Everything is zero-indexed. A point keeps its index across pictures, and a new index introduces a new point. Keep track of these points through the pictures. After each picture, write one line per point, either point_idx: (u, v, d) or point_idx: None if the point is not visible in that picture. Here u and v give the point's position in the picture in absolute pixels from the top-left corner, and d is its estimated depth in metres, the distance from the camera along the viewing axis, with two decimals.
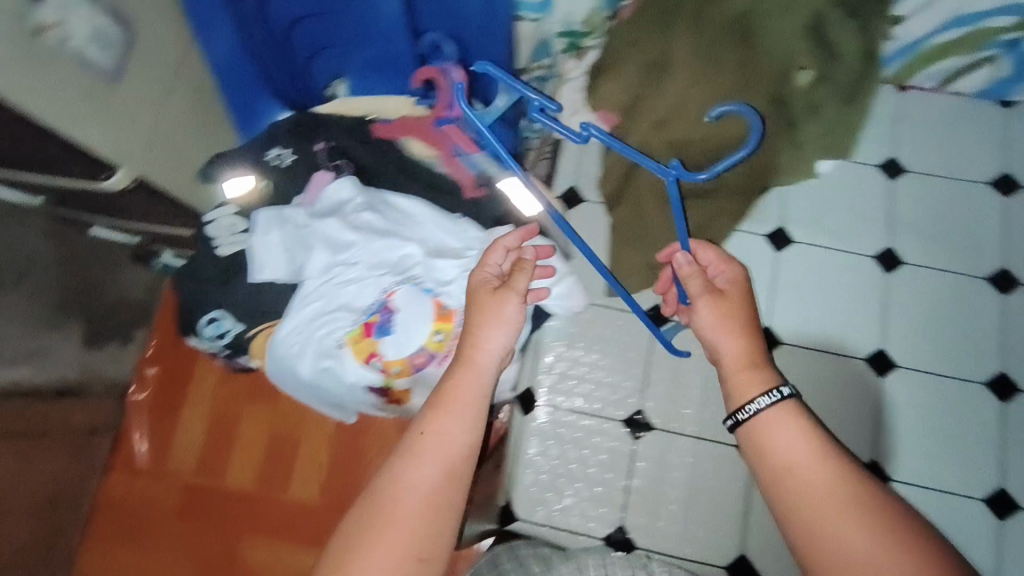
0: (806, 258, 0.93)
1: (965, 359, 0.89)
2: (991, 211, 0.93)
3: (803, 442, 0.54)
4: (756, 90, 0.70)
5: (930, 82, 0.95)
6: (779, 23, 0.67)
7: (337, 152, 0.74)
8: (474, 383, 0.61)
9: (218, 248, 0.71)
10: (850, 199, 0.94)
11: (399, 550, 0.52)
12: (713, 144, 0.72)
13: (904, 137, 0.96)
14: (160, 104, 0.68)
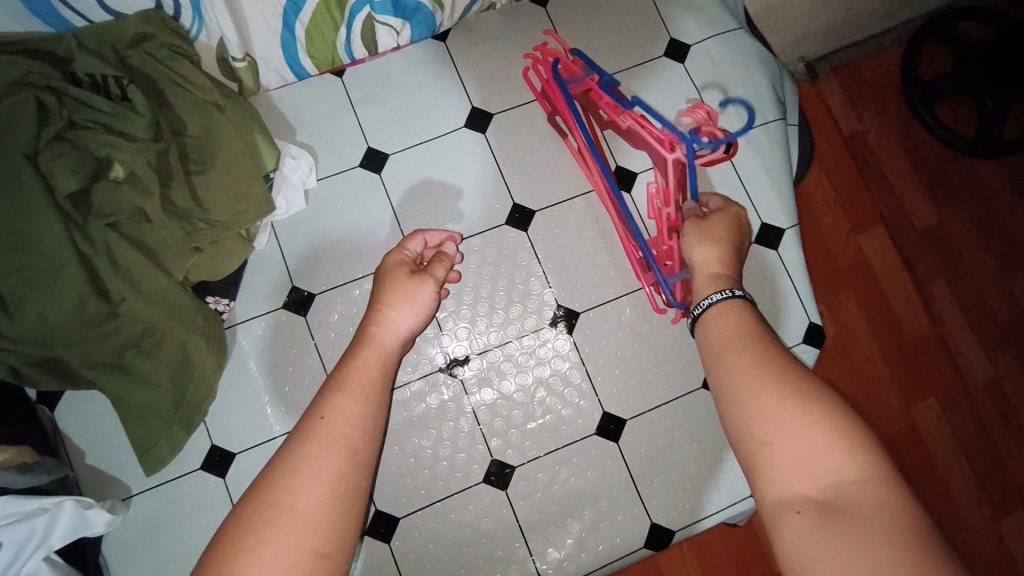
0: (328, 313, 0.85)
1: (524, 301, 0.89)
2: (480, 151, 0.93)
3: (739, 325, 0.56)
4: (53, 253, 0.67)
5: (358, 52, 0.92)
6: (10, 184, 0.66)
7: None
8: (376, 362, 0.59)
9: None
10: (348, 215, 0.89)
11: (302, 541, 0.47)
12: (77, 314, 0.68)
13: (370, 122, 0.93)
14: None
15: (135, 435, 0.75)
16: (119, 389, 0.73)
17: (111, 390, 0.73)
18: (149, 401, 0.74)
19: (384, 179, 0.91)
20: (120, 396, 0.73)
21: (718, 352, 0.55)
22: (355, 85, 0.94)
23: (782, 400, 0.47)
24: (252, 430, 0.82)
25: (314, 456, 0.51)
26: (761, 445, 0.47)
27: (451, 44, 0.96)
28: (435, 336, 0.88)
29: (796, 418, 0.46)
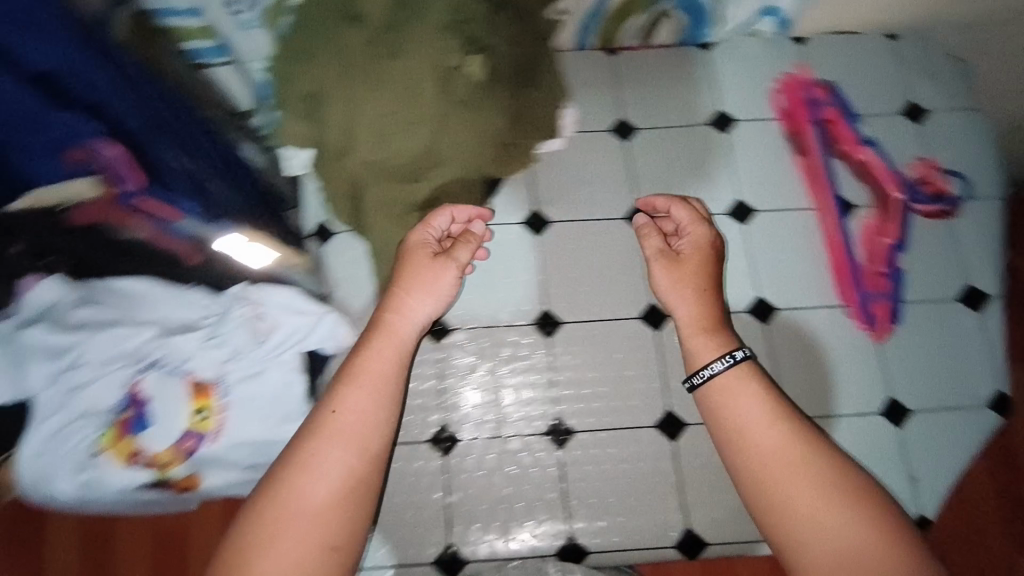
0: (561, 240, 0.99)
1: (726, 286, 0.97)
2: (717, 149, 1.03)
3: (750, 400, 0.73)
4: (423, 107, 0.75)
5: (634, 40, 1.06)
6: (418, 34, 0.73)
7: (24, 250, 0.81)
8: (388, 351, 0.75)
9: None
10: (591, 169, 1.02)
11: (315, 532, 0.65)
12: (411, 165, 0.79)
13: (627, 98, 1.06)
14: None
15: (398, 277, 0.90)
16: (406, 234, 0.87)
17: (397, 233, 0.87)
18: (421, 255, 0.89)
19: (629, 148, 1.03)
20: (403, 243, 0.88)
21: (735, 426, 0.72)
22: (624, 65, 1.07)
23: (792, 477, 0.68)
24: (472, 314, 0.96)
25: (321, 454, 0.68)
26: (785, 535, 0.67)
27: (716, 55, 1.06)
28: (640, 289, 0.97)
29: (810, 501, 0.67)
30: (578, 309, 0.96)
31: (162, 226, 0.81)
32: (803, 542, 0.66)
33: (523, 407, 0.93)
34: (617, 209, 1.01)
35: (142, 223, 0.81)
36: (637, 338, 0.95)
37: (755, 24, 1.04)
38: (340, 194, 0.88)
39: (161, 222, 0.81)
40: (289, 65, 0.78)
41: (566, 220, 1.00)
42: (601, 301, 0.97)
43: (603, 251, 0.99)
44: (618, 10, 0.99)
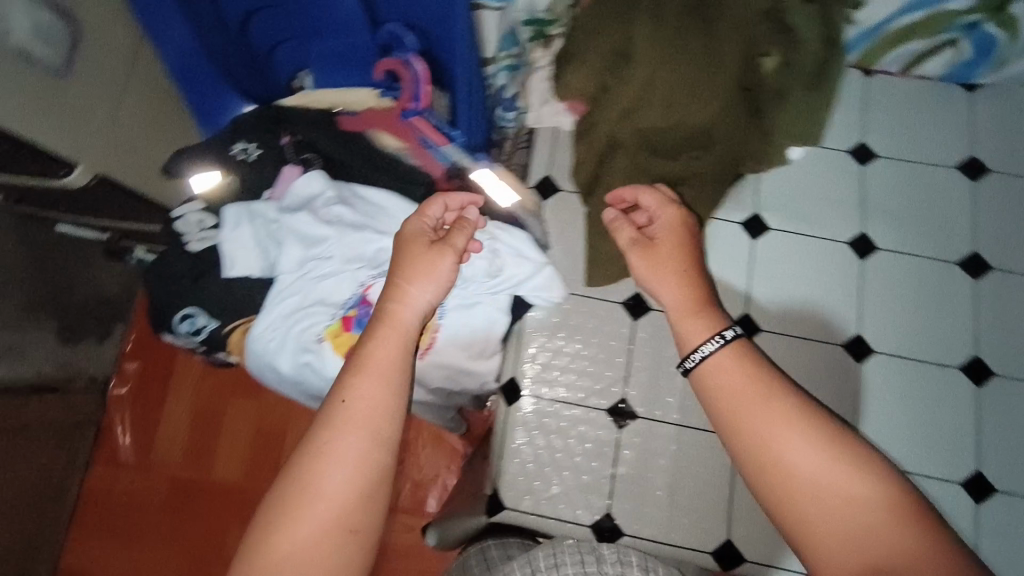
0: (776, 248, 0.97)
1: (939, 336, 0.93)
2: (960, 194, 0.98)
3: (744, 379, 0.59)
4: (719, 84, 0.73)
5: (894, 67, 1.02)
6: (738, 9, 0.71)
7: (300, 145, 0.92)
8: (396, 340, 0.63)
9: (188, 244, 0.89)
10: (822, 186, 0.99)
11: (329, 521, 0.54)
12: (679, 142, 0.80)
13: (874, 122, 1.02)
14: (124, 110, 0.93)
15: (624, 251, 0.90)
16: None
17: None
18: (649, 234, 0.88)
19: (865, 173, 1.00)
20: None
21: (755, 439, 0.56)
22: (877, 88, 1.03)
23: (834, 488, 0.53)
24: None
25: (339, 445, 0.57)
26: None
27: (977, 99, 1.02)
28: (848, 317, 0.94)
29: (896, 535, 0.50)
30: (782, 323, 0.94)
31: (429, 144, 0.85)
32: (820, 542, 0.53)
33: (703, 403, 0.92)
34: (842, 232, 0.98)
35: (416, 143, 0.87)
36: (835, 366, 0.93)
37: None
38: (588, 151, 0.86)
39: (429, 142, 0.86)
40: (584, 20, 0.78)
41: (786, 229, 0.98)
42: (805, 320, 0.94)
43: (818, 271, 0.96)
44: (896, 35, 0.94)
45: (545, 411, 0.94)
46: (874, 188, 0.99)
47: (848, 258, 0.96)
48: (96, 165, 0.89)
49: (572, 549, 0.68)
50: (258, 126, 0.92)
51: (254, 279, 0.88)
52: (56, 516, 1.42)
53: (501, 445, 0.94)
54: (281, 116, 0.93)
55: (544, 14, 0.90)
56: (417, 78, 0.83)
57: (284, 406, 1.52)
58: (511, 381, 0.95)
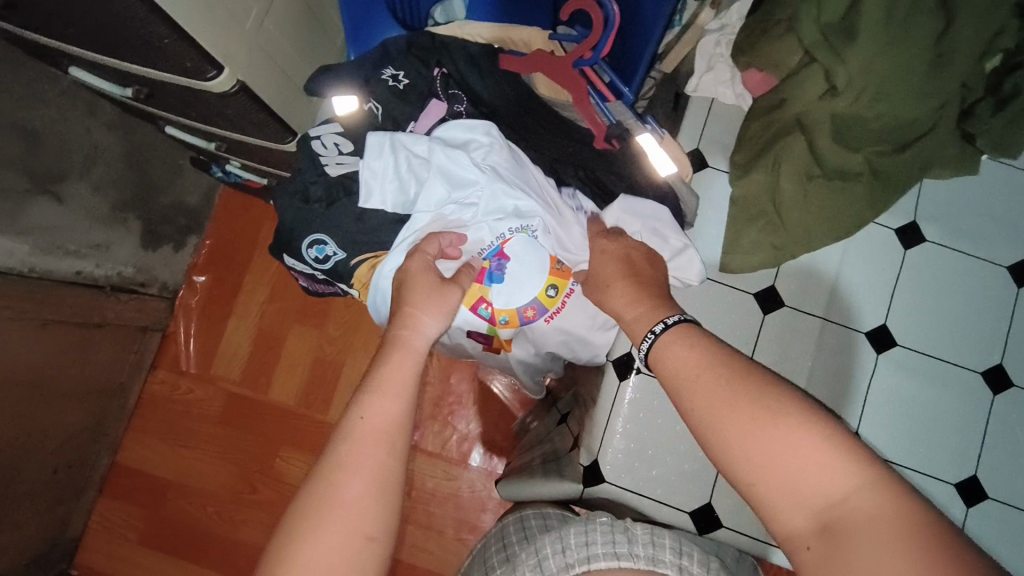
0: (927, 262, 0.91)
1: None
2: None
3: (688, 354, 0.61)
4: (947, 76, 0.73)
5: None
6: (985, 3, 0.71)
7: (451, 79, 0.88)
8: (408, 362, 0.67)
9: (326, 167, 0.87)
10: (989, 203, 0.92)
11: (351, 528, 0.57)
12: (877, 135, 0.78)
13: None
14: (268, 16, 0.90)
15: (774, 243, 0.84)
16: (806, 199, 0.81)
17: (797, 194, 0.81)
18: (808, 229, 0.82)
19: None
20: (797, 214, 0.81)
21: (675, 392, 0.61)
22: None
23: (744, 427, 0.54)
24: (809, 300, 0.88)
25: (355, 456, 0.59)
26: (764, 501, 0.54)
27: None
28: (991, 345, 0.89)
29: (799, 446, 0.52)
30: (920, 339, 0.89)
31: (599, 101, 0.82)
32: (760, 490, 0.53)
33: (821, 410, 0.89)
34: (1002, 254, 0.91)
35: (582, 97, 0.81)
36: (967, 392, 0.88)
37: None
38: (767, 129, 0.83)
39: (601, 99, 0.82)
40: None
41: (942, 243, 0.91)
42: (945, 341, 0.89)
43: (968, 292, 0.90)
44: None
45: (653, 393, 0.90)
46: None
47: (1003, 283, 0.90)
48: (240, 70, 0.87)
49: (607, 530, 0.63)
50: (409, 53, 0.89)
51: (385, 213, 0.86)
52: (121, 407, 1.48)
53: (605, 422, 0.91)
54: (435, 46, 0.89)
55: None
56: (612, 24, 0.76)
57: (351, 339, 1.56)
58: (624, 358, 0.91)
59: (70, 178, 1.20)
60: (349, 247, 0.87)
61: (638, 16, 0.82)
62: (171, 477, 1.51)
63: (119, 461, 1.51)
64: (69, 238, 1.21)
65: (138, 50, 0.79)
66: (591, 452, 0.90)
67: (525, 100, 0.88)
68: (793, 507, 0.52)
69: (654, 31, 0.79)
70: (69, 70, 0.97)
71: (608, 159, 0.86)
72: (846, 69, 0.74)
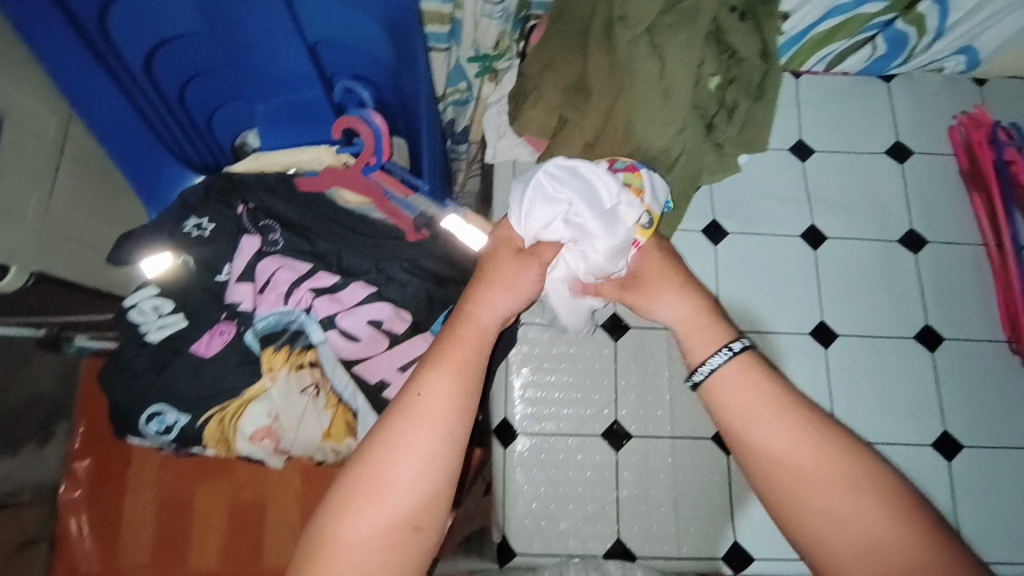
0: (736, 250, 1.01)
1: (899, 308, 0.99)
2: (892, 178, 1.06)
3: (755, 391, 0.60)
4: (676, 102, 0.79)
5: (819, 65, 1.10)
6: (683, 35, 0.79)
7: (258, 213, 0.90)
8: (474, 335, 0.62)
9: (146, 335, 0.85)
10: (770, 185, 1.05)
11: (394, 517, 0.53)
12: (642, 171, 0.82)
13: (807, 120, 1.09)
14: (54, 198, 0.88)
15: None
16: None
17: None
18: None
19: (806, 168, 1.06)
20: None
21: (743, 423, 0.59)
22: (804, 88, 1.11)
23: (823, 476, 0.55)
24: (649, 315, 0.98)
25: (409, 437, 0.55)
26: (838, 565, 0.53)
27: (893, 87, 1.11)
28: (812, 305, 0.99)
29: (880, 525, 0.52)
30: (752, 321, 0.98)
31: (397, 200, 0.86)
32: (839, 552, 0.53)
33: (692, 411, 0.94)
34: (794, 226, 1.03)
35: (380, 198, 0.87)
36: (806, 353, 0.96)
37: (941, 62, 1.09)
38: None
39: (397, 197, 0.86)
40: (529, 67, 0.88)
41: (742, 230, 1.02)
42: (773, 314, 0.98)
43: (778, 266, 1.01)
44: (821, 38, 1.02)
45: (541, 447, 0.92)
46: (815, 180, 1.06)
47: (804, 250, 1.02)
48: (32, 262, 0.83)
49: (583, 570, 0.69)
50: (209, 199, 0.90)
51: (224, 362, 0.85)
52: None
53: (503, 494, 0.92)
54: (234, 185, 0.91)
55: (493, 48, 0.98)
56: (379, 139, 0.82)
57: (266, 478, 1.43)
58: (503, 423, 0.93)
59: None
60: (193, 406, 0.83)
61: (409, 112, 0.86)
62: None
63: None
64: None
65: None
66: (500, 528, 0.90)
67: (329, 219, 0.90)
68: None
69: (424, 137, 0.86)
70: None
71: (428, 249, 0.89)
72: (590, 119, 0.83)
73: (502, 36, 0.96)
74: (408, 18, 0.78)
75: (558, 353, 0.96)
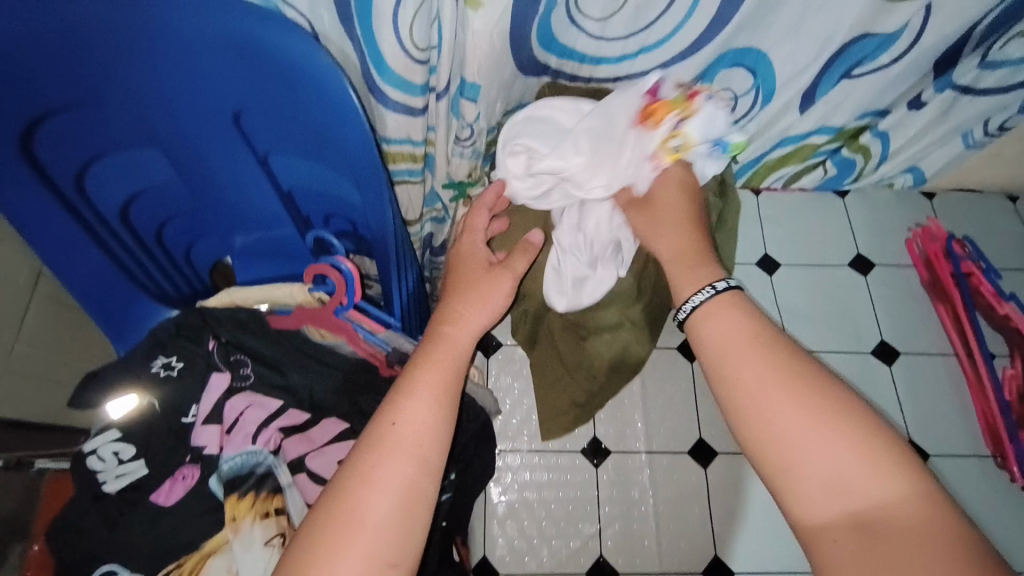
0: None
1: (882, 422, 0.99)
2: (858, 289, 1.10)
3: (736, 327, 0.65)
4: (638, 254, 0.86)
5: (777, 183, 1.17)
6: None
7: (231, 347, 0.90)
8: (450, 354, 0.65)
9: (103, 485, 0.81)
10: None
11: (376, 547, 0.54)
12: (614, 299, 0.88)
13: (772, 235, 1.14)
14: (22, 338, 0.88)
15: (576, 403, 0.94)
16: (585, 359, 0.91)
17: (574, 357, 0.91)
18: (597, 387, 0.92)
19: (774, 282, 1.10)
20: (586, 372, 0.92)
21: (722, 365, 0.64)
22: (766, 204, 1.17)
23: (790, 401, 0.60)
24: (630, 440, 0.96)
25: (386, 463, 0.58)
26: (793, 481, 0.58)
27: (850, 202, 1.17)
28: None
29: (839, 448, 0.57)
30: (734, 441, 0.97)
31: (369, 336, 0.85)
32: (794, 469, 0.58)
33: (682, 542, 0.90)
34: None
35: (352, 334, 0.87)
36: None
37: (891, 178, 1.15)
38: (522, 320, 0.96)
39: (370, 333, 0.86)
40: None
41: None
42: None
43: None
44: (777, 160, 1.10)
45: None
46: (783, 293, 1.09)
47: None
48: None
49: None
50: (179, 335, 0.90)
51: (184, 512, 0.80)
52: None
53: None
54: (203, 321, 0.90)
55: (466, 178, 1.02)
56: (349, 280, 0.81)
57: None
58: (483, 561, 0.90)
59: None
60: (149, 562, 0.78)
61: (378, 253, 0.88)
62: None
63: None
64: None
65: None
66: None
67: (303, 353, 0.90)
68: (831, 505, 0.56)
69: (391, 269, 0.85)
70: None
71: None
72: None
73: (473, 169, 1.01)
74: (374, 173, 0.75)
75: (537, 481, 0.93)
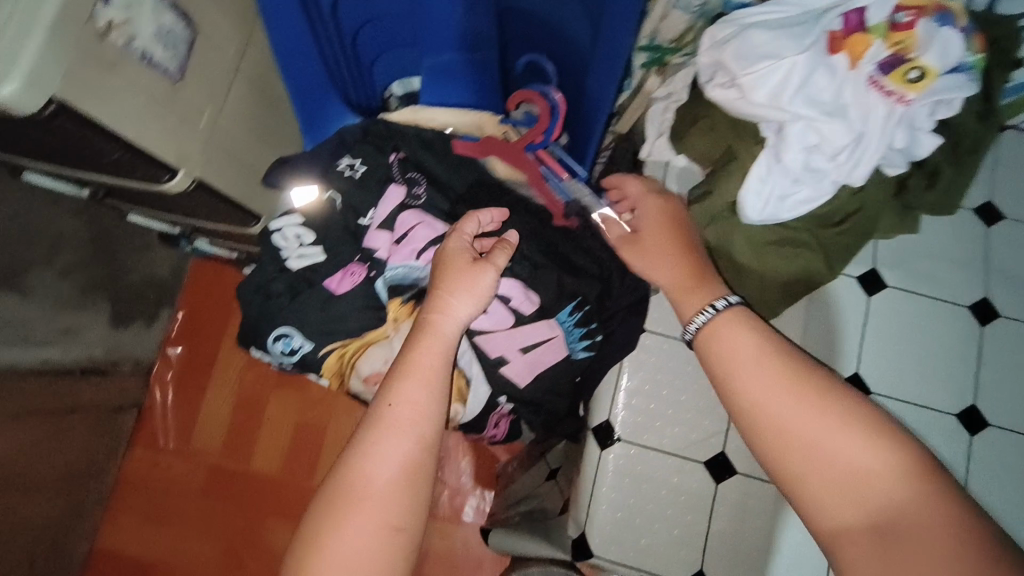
0: (890, 307, 0.93)
1: None
2: None
3: (744, 339, 0.65)
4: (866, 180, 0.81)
5: None
6: None
7: (409, 165, 0.90)
8: (438, 345, 0.68)
9: (287, 261, 0.87)
10: (946, 242, 0.95)
11: (383, 513, 0.60)
12: (814, 218, 0.84)
13: (1003, 181, 0.97)
14: (223, 110, 0.90)
15: None
16: (763, 267, 0.86)
17: (754, 263, 0.86)
18: (765, 301, 0.87)
19: (989, 233, 0.95)
20: (757, 281, 0.87)
21: (730, 375, 0.65)
22: (1007, 143, 0.98)
23: (798, 408, 0.60)
24: None
25: (383, 445, 0.62)
26: (803, 484, 0.59)
27: None
28: (961, 385, 0.91)
29: (847, 449, 0.58)
30: (889, 385, 0.91)
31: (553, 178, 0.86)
32: (806, 476, 0.59)
33: None
34: (962, 295, 0.93)
35: (535, 175, 0.87)
36: (937, 433, 0.89)
37: None
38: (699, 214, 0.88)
39: (554, 176, 0.86)
40: None
41: (904, 287, 0.93)
42: (917, 383, 0.91)
43: (935, 333, 0.92)
44: None
45: (640, 458, 0.91)
46: (996, 249, 0.95)
47: (967, 321, 0.93)
48: (199, 165, 0.87)
49: None
50: (364, 141, 0.91)
51: (352, 304, 0.86)
52: (97, 491, 1.38)
53: (588, 490, 0.92)
54: (390, 132, 0.91)
55: (671, 41, 0.90)
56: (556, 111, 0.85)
57: (335, 400, 1.47)
58: (604, 424, 0.92)
59: (34, 270, 1.13)
60: (320, 337, 0.86)
61: (586, 91, 0.88)
62: (153, 558, 1.40)
63: (99, 547, 1.41)
64: (33, 327, 1.14)
65: (85, 153, 0.77)
66: (579, 524, 0.92)
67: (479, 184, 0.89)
68: (845, 504, 0.57)
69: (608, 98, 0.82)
70: (26, 174, 0.97)
71: (572, 237, 0.87)
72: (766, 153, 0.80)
73: (687, 29, 0.88)
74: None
75: (674, 368, 0.93)
